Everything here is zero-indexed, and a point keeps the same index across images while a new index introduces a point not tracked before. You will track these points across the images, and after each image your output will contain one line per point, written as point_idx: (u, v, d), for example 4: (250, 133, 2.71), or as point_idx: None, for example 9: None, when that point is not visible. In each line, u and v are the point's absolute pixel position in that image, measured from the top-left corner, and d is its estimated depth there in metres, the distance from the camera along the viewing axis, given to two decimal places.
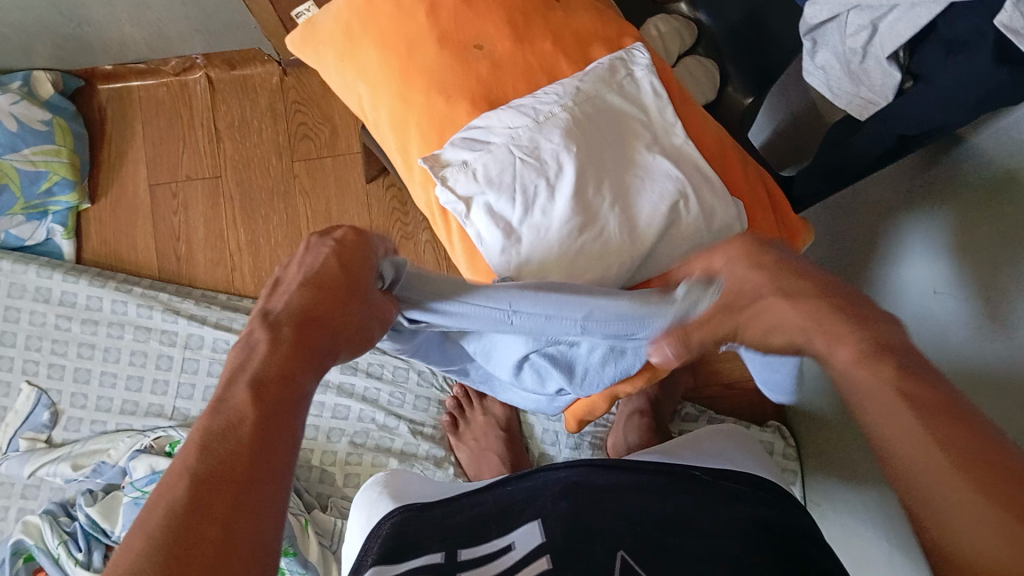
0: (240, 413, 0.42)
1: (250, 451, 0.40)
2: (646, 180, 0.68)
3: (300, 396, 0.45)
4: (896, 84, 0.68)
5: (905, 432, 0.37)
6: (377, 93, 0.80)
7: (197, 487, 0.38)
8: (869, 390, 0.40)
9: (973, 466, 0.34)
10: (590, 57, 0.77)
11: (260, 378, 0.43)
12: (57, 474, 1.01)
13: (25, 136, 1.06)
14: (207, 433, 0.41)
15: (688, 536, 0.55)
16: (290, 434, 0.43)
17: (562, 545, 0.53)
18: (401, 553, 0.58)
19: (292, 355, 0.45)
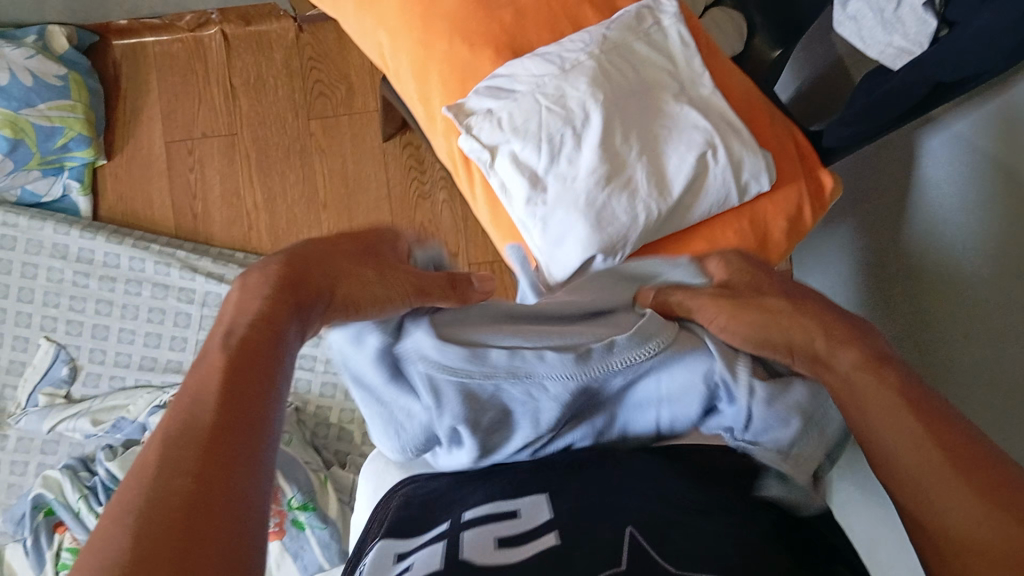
0: (204, 378, 0.36)
1: (218, 408, 0.34)
2: (674, 131, 0.66)
3: (281, 345, 0.40)
4: (931, 32, 0.64)
5: (919, 452, 0.38)
6: (396, 42, 0.74)
7: (167, 448, 0.32)
8: (878, 404, 0.42)
9: (992, 485, 0.35)
10: (617, 7, 0.73)
11: (231, 334, 0.39)
12: (77, 429, 1.01)
13: (40, 91, 1.06)
14: (177, 406, 0.35)
15: (758, 526, 0.37)
16: (265, 383, 0.37)
17: (569, 525, 0.38)
18: (403, 526, 0.44)
19: (276, 294, 0.43)
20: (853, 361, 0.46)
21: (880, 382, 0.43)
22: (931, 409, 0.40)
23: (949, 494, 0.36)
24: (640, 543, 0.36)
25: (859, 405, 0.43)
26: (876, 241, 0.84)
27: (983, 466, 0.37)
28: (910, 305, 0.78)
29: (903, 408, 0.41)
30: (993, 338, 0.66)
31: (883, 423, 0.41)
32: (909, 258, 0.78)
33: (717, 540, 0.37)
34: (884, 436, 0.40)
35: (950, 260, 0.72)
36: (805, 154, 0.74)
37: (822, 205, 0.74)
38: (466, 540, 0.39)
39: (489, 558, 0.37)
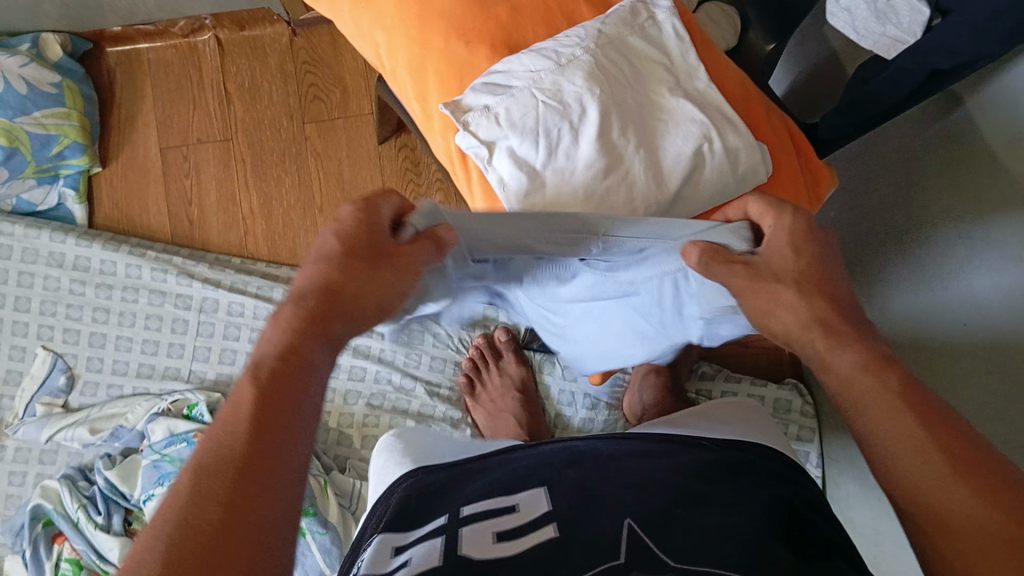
0: (241, 398, 0.39)
1: (248, 438, 0.37)
2: (670, 123, 0.66)
3: (314, 370, 0.41)
4: (924, 21, 0.63)
5: (923, 460, 0.41)
6: (392, 39, 0.75)
7: (198, 478, 0.36)
8: (875, 403, 0.43)
9: (989, 492, 0.39)
10: (612, 2, 0.74)
11: (265, 357, 0.40)
12: (75, 439, 1.01)
13: (34, 98, 1.06)
14: (216, 423, 0.39)
15: (714, 511, 0.48)
16: (305, 390, 0.40)
17: (571, 514, 0.49)
18: (405, 519, 0.54)
19: (306, 329, 0.41)
20: (854, 359, 0.44)
21: (882, 383, 0.43)
22: (922, 401, 0.42)
23: (956, 501, 0.39)
24: (637, 534, 0.45)
25: (859, 403, 0.44)
26: (874, 231, 0.85)
27: (994, 483, 0.39)
28: (906, 287, 0.79)
29: (901, 406, 0.42)
30: (988, 325, 0.66)
31: (882, 424, 0.42)
32: (912, 248, 0.78)
33: (704, 530, 0.46)
34: (885, 442, 0.42)
35: (940, 257, 0.74)
36: (802, 146, 0.75)
37: (819, 197, 0.75)
38: (466, 532, 0.48)
39: (495, 548, 0.46)
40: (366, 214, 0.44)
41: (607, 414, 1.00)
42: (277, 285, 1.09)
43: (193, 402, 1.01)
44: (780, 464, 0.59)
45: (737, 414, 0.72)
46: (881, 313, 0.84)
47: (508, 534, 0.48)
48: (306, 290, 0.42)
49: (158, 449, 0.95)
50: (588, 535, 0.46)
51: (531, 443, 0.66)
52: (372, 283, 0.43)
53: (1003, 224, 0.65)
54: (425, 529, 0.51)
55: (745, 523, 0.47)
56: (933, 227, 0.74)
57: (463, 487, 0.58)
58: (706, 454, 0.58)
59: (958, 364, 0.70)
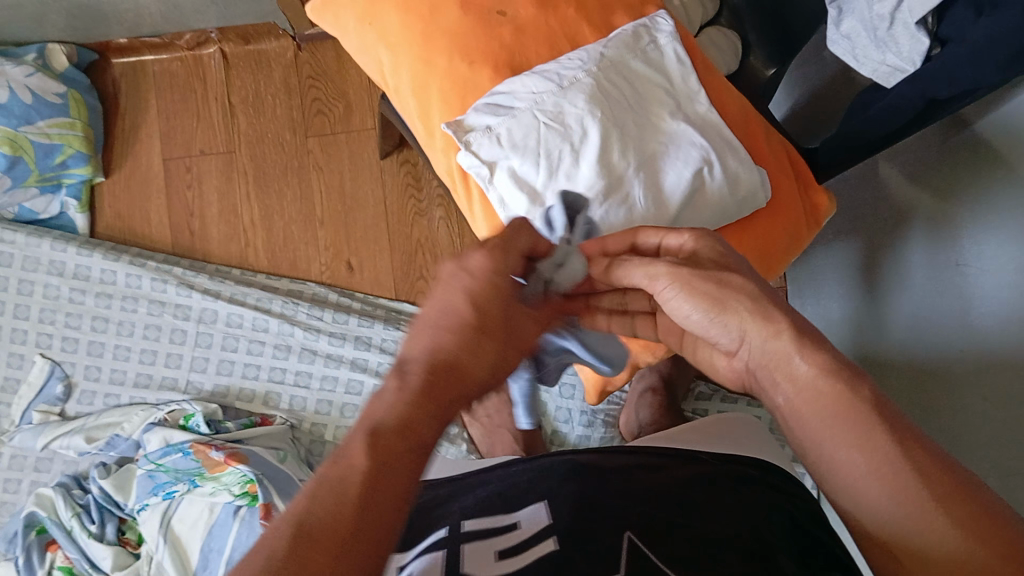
0: (351, 462, 0.38)
1: (355, 508, 0.36)
2: (671, 147, 0.67)
3: (423, 449, 0.40)
4: (924, 50, 0.64)
5: (901, 487, 0.37)
6: (396, 57, 0.75)
7: (298, 541, 0.34)
8: (843, 420, 0.40)
9: (964, 513, 0.36)
10: (613, 25, 0.74)
11: (380, 425, 0.39)
12: (71, 447, 1.00)
13: (39, 108, 1.06)
14: (319, 483, 0.37)
15: (711, 522, 0.49)
16: (416, 465, 0.39)
17: (572, 527, 0.49)
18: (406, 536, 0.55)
19: (419, 405, 0.41)
20: (813, 369, 0.42)
21: (850, 392, 0.40)
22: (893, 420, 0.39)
23: (931, 531, 0.36)
24: (637, 547, 0.46)
25: (828, 428, 0.40)
26: (870, 255, 0.85)
27: (973, 501, 0.36)
28: (902, 302, 0.80)
29: (868, 423, 0.39)
30: (983, 348, 0.67)
31: (847, 447, 0.39)
32: (908, 269, 0.79)
33: (701, 539, 0.47)
34: (849, 468, 0.39)
35: (938, 273, 0.74)
36: (800, 171, 0.75)
37: (818, 223, 0.75)
38: (469, 549, 0.49)
39: (498, 565, 0.47)
40: (496, 277, 0.46)
41: (603, 431, 1.01)
42: (276, 298, 1.09)
43: (190, 412, 1.01)
44: (781, 478, 0.59)
45: (734, 431, 0.73)
46: (875, 334, 0.84)
47: (508, 551, 0.48)
48: (426, 357, 0.43)
49: (153, 459, 0.96)
50: (584, 550, 0.46)
51: (530, 455, 0.66)
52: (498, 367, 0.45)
53: (1002, 246, 0.66)
54: (427, 548, 0.52)
55: (746, 536, 0.47)
56: (935, 241, 0.75)
57: (467, 503, 0.59)
58: (704, 468, 0.59)
59: (958, 388, 0.70)
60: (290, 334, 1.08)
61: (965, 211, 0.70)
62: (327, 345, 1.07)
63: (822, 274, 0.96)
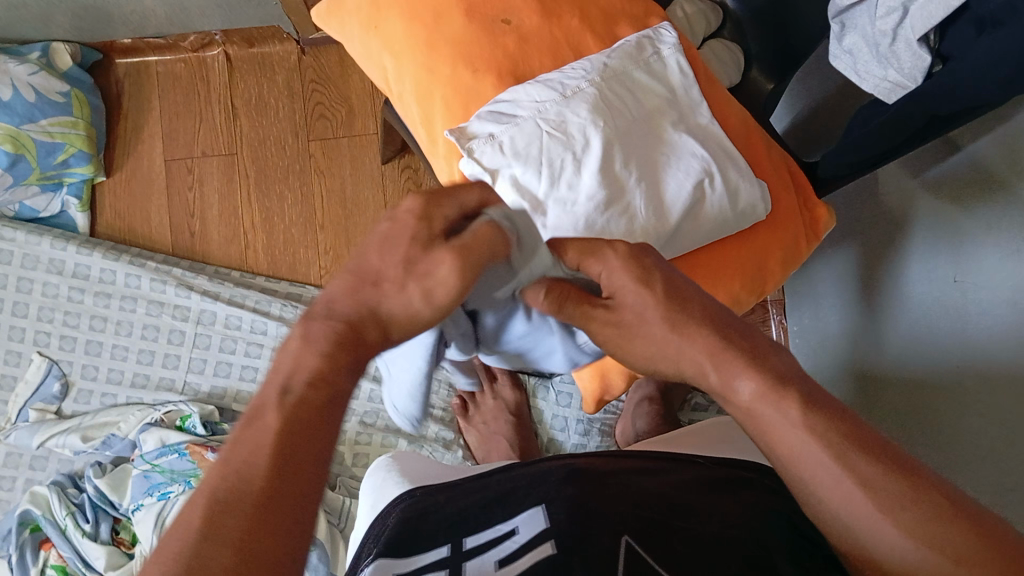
0: (265, 426, 0.38)
1: (269, 471, 0.36)
2: (673, 158, 0.67)
3: (337, 397, 0.41)
4: (926, 67, 0.65)
5: (845, 498, 0.38)
6: (400, 65, 0.76)
7: (215, 508, 0.34)
8: (791, 436, 0.40)
9: (927, 522, 0.36)
10: (618, 36, 0.75)
11: (290, 385, 0.40)
12: (67, 446, 1.01)
13: (42, 106, 1.06)
14: (233, 447, 0.37)
15: (707, 528, 0.49)
16: (330, 420, 0.40)
17: (569, 529, 0.49)
18: (403, 545, 0.55)
19: (333, 355, 0.42)
20: (749, 390, 0.42)
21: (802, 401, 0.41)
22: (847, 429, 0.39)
23: (898, 545, 0.36)
24: (637, 553, 0.46)
25: (779, 448, 0.41)
26: (869, 269, 0.86)
27: (940, 507, 0.37)
28: (900, 320, 0.80)
29: (816, 438, 0.39)
30: (980, 363, 0.67)
31: (802, 462, 0.39)
32: (905, 284, 0.79)
33: (701, 545, 0.47)
34: (809, 481, 0.39)
35: (934, 288, 0.75)
36: (800, 184, 0.76)
37: (816, 236, 0.76)
38: (469, 565, 0.50)
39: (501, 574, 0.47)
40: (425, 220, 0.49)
41: (599, 440, 1.01)
42: (275, 300, 1.10)
43: (186, 413, 1.01)
44: (777, 481, 0.59)
45: (733, 437, 0.72)
46: (872, 348, 0.84)
47: (509, 560, 0.48)
48: (346, 310, 0.44)
49: (149, 459, 0.96)
50: (580, 554, 0.46)
51: (527, 459, 0.66)
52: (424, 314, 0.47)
53: (1000, 261, 0.66)
54: (430, 563, 0.52)
55: (745, 543, 0.47)
56: (931, 258, 0.75)
57: (463, 511, 0.58)
58: (698, 474, 0.59)
59: (955, 403, 0.70)
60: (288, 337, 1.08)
61: (962, 229, 0.71)
62: None
63: (820, 288, 0.96)
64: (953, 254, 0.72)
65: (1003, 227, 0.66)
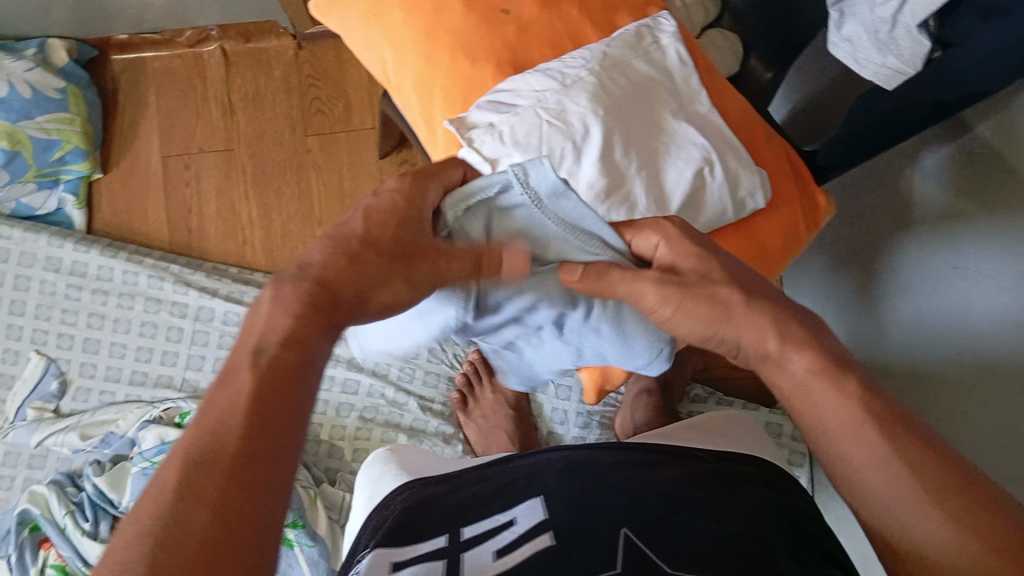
0: (237, 386, 0.37)
1: (243, 430, 0.35)
2: (673, 147, 0.67)
3: (310, 359, 0.40)
4: (925, 54, 0.65)
5: (889, 479, 0.38)
6: (400, 54, 0.75)
7: (189, 468, 0.34)
8: (835, 415, 0.41)
9: (966, 511, 0.36)
10: (617, 25, 0.75)
11: (263, 345, 0.39)
12: (65, 444, 1.00)
13: (39, 103, 1.06)
14: (206, 410, 0.36)
15: (709, 519, 0.49)
16: (302, 379, 0.39)
17: (569, 522, 0.49)
18: (403, 534, 0.54)
19: (307, 314, 0.41)
20: (807, 364, 0.43)
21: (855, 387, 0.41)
22: (889, 413, 0.40)
23: (933, 529, 0.36)
24: (636, 548, 0.46)
25: (828, 426, 0.41)
26: (868, 260, 0.85)
27: (979, 498, 0.36)
28: (901, 312, 0.80)
29: (871, 424, 0.40)
30: (983, 354, 0.67)
31: (847, 438, 0.40)
32: (904, 277, 0.79)
33: (703, 536, 0.47)
34: (854, 461, 0.40)
35: (940, 276, 0.73)
36: (801, 173, 0.76)
37: (817, 224, 0.75)
38: (467, 555, 0.48)
39: (498, 564, 0.47)
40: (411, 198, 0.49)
41: (599, 433, 1.00)
42: None
43: (185, 410, 1.01)
44: (778, 476, 0.60)
45: (732, 430, 0.73)
46: (872, 340, 0.84)
47: (506, 549, 0.48)
48: (320, 270, 0.43)
49: (148, 456, 0.95)
50: (583, 547, 0.46)
51: (528, 451, 0.66)
52: (387, 282, 0.45)
53: (1004, 249, 0.65)
54: (424, 548, 0.51)
55: (747, 535, 0.47)
56: (938, 245, 0.74)
57: (463, 502, 0.58)
58: (700, 466, 0.59)
59: (957, 392, 0.70)
60: None
61: (963, 218, 0.71)
62: None
63: (819, 279, 0.96)
64: (954, 243, 0.72)
65: (1007, 216, 0.65)
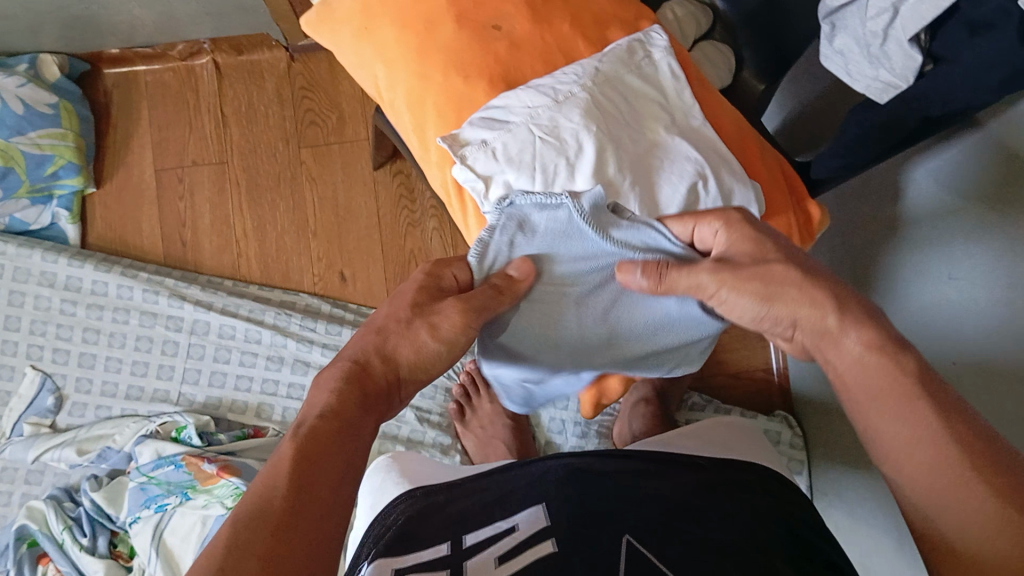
0: (280, 454, 0.44)
1: (289, 491, 0.42)
2: (667, 161, 0.66)
3: (348, 427, 0.48)
4: (917, 67, 0.64)
5: (938, 454, 0.41)
6: (392, 73, 0.76)
7: (245, 522, 0.40)
8: (887, 391, 0.45)
9: (1007, 490, 0.38)
10: (608, 40, 0.75)
11: (304, 420, 0.47)
12: (62, 459, 1.00)
13: (30, 119, 1.06)
14: (262, 476, 0.44)
15: (706, 524, 0.50)
16: (341, 443, 0.47)
17: (569, 529, 0.49)
18: (403, 543, 0.54)
19: (345, 391, 0.50)
20: (860, 347, 0.47)
21: (895, 366, 0.45)
22: (944, 404, 0.43)
23: (975, 504, 0.39)
24: (637, 553, 0.46)
25: (883, 405, 0.45)
26: (863, 267, 0.85)
27: (999, 466, 0.39)
28: (900, 309, 0.79)
29: (916, 401, 0.43)
30: (975, 360, 0.67)
31: (906, 423, 0.43)
32: (900, 284, 0.79)
33: (703, 545, 0.47)
34: (904, 445, 0.43)
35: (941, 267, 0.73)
36: (794, 183, 0.76)
37: (811, 235, 0.75)
38: (470, 564, 0.48)
39: (499, 570, 0.46)
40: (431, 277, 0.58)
41: (597, 442, 1.00)
42: (269, 309, 1.09)
43: (181, 424, 1.01)
44: (776, 481, 0.59)
45: (730, 438, 0.72)
46: None
47: (508, 554, 0.48)
48: (350, 356, 0.54)
49: (146, 471, 0.95)
50: (583, 552, 0.46)
51: (527, 460, 0.66)
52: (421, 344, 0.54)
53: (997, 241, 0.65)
54: (425, 556, 0.51)
55: (744, 544, 0.47)
56: (940, 232, 0.73)
57: (464, 511, 0.58)
58: (699, 474, 0.59)
59: None
60: (283, 345, 1.07)
61: (952, 226, 0.71)
62: (320, 356, 1.06)
63: None
64: (949, 248, 0.71)
65: (996, 224, 0.65)
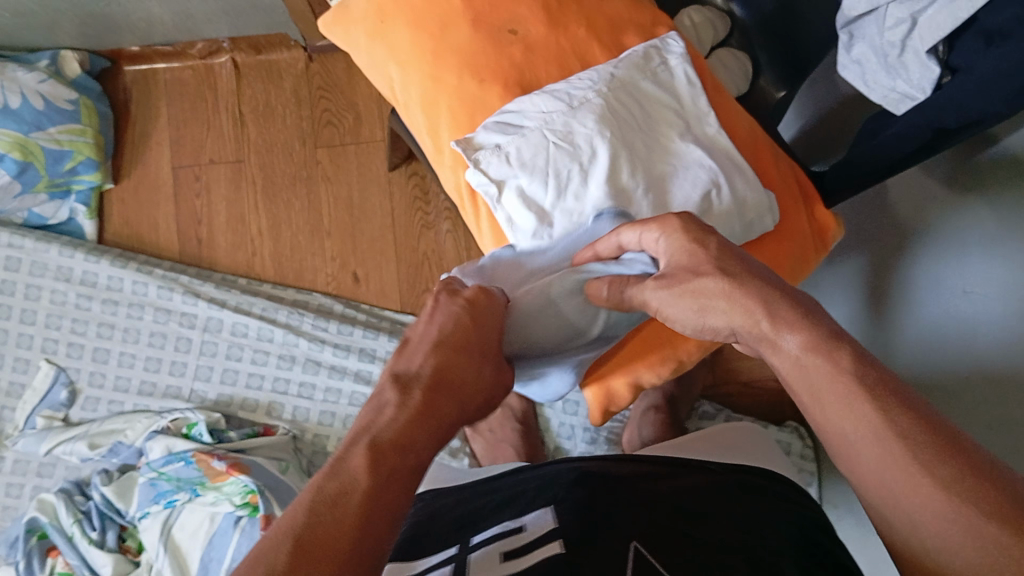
0: (346, 480, 0.40)
1: (348, 536, 0.37)
2: (680, 167, 0.66)
3: (416, 463, 0.43)
4: (935, 79, 0.64)
5: (887, 454, 0.37)
6: (407, 74, 0.75)
7: (289, 562, 0.35)
8: (828, 389, 0.40)
9: (962, 480, 0.35)
10: (624, 45, 0.75)
11: (377, 444, 0.42)
12: (74, 453, 1.00)
13: (50, 114, 1.07)
14: (315, 499, 0.39)
15: (717, 529, 0.49)
16: (404, 480, 0.42)
17: (578, 532, 0.49)
18: (414, 547, 0.54)
19: (414, 411, 0.46)
20: (800, 340, 0.43)
21: (831, 364, 0.41)
22: (889, 393, 0.39)
23: (930, 502, 0.35)
24: (641, 554, 0.46)
25: (819, 395, 0.41)
26: (877, 279, 0.85)
27: (958, 457, 0.36)
28: (916, 315, 0.78)
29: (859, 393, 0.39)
30: (983, 369, 0.67)
31: (845, 418, 0.39)
32: (911, 286, 0.78)
33: (713, 549, 0.47)
34: (848, 445, 0.39)
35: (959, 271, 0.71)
36: (809, 194, 0.75)
37: (824, 246, 0.75)
38: (474, 562, 0.49)
39: (504, 570, 0.46)
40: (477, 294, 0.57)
41: (606, 449, 1.00)
42: (281, 308, 1.09)
43: (192, 421, 1.01)
44: (787, 488, 0.59)
45: (742, 444, 0.73)
46: (880, 352, 0.83)
47: (515, 552, 0.48)
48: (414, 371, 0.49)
49: (155, 467, 0.96)
50: (591, 555, 0.46)
51: (536, 462, 0.66)
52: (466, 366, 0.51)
53: (1018, 251, 0.64)
54: (434, 559, 0.51)
55: (758, 546, 0.47)
56: (965, 233, 0.71)
57: (473, 514, 0.58)
58: (709, 478, 0.59)
59: (964, 411, 0.69)
60: (295, 344, 1.07)
61: (964, 233, 0.71)
62: (331, 356, 1.06)
63: (825, 294, 0.96)
64: (963, 252, 0.71)
65: (1013, 231, 0.65)
